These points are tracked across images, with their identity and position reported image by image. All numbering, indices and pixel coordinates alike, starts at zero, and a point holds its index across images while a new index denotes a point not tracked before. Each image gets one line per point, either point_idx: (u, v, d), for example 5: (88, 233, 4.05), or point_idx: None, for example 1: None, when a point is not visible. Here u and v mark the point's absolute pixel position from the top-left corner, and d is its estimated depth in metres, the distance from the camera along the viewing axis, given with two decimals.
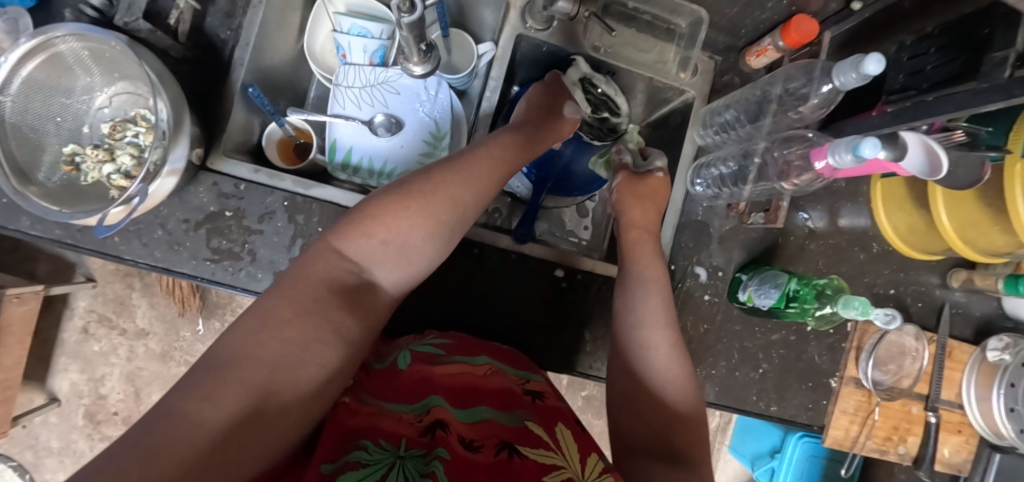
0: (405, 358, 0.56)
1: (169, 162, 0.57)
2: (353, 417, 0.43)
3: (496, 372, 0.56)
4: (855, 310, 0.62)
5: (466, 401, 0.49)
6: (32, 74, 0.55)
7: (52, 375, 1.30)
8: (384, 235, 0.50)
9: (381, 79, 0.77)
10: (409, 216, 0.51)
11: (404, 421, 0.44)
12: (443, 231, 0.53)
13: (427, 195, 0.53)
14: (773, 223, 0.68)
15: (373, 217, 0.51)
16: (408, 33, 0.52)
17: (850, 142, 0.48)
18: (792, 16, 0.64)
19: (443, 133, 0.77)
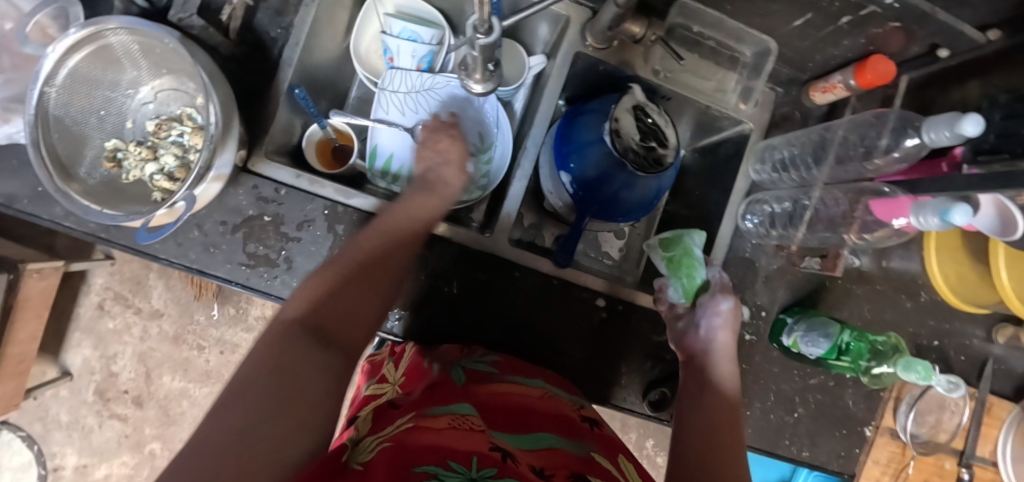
0: (460, 375, 0.56)
1: (214, 168, 0.56)
2: (421, 435, 0.42)
3: (551, 396, 0.55)
4: (917, 372, 0.63)
5: (527, 423, 0.48)
6: (79, 65, 0.54)
7: (66, 349, 1.30)
8: (368, 259, 0.56)
9: (426, 86, 0.74)
10: (380, 240, 0.58)
11: (473, 436, 0.43)
12: (405, 243, 0.60)
13: (374, 266, 0.56)
14: (830, 272, 0.65)
15: (328, 282, 0.52)
16: (479, 52, 0.50)
17: (938, 205, 0.47)
18: (868, 56, 0.61)
19: (487, 146, 0.75)
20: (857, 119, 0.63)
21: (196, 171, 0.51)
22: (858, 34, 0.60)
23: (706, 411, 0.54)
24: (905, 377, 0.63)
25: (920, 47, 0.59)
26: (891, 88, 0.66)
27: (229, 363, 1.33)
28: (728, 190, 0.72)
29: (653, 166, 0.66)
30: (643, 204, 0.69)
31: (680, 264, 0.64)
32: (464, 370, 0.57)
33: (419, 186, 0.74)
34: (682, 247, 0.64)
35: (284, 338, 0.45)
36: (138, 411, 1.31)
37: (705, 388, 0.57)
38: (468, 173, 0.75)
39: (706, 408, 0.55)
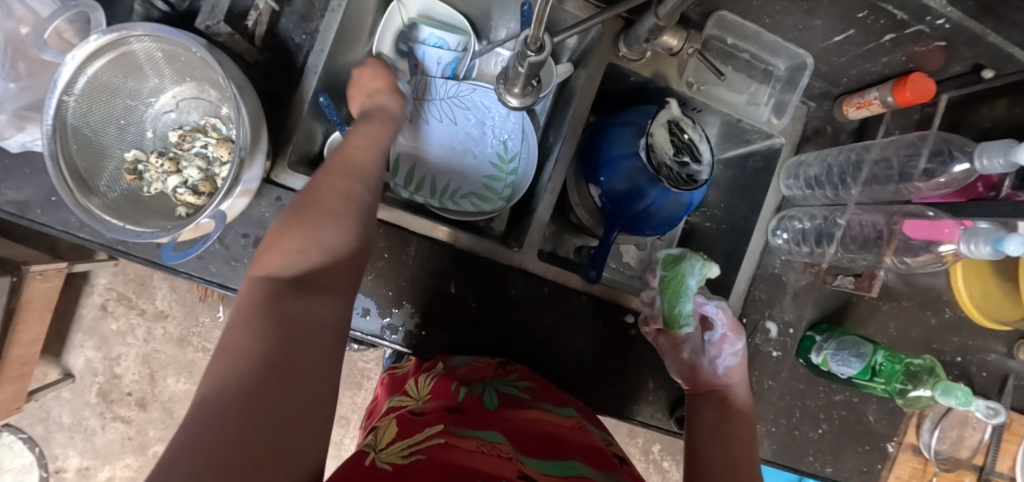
0: (492, 399, 0.53)
1: (242, 182, 0.54)
2: (453, 453, 0.40)
3: (583, 427, 0.52)
4: (956, 398, 0.62)
5: (556, 451, 0.46)
6: (98, 73, 0.52)
7: (68, 350, 1.28)
8: (331, 205, 0.48)
9: (453, 94, 0.74)
10: (337, 181, 0.50)
11: (502, 462, 0.40)
12: (370, 182, 0.52)
13: (333, 198, 0.48)
14: (866, 292, 0.66)
15: (290, 232, 0.45)
16: (525, 68, 0.49)
17: (990, 234, 0.46)
18: (908, 73, 0.60)
19: (511, 156, 0.74)
20: (897, 141, 0.63)
21: (225, 186, 0.50)
22: (898, 51, 0.59)
23: (711, 435, 0.59)
24: (943, 401, 0.62)
25: (962, 67, 0.58)
26: (928, 105, 0.65)
27: None
28: (758, 205, 0.71)
29: (688, 182, 0.63)
30: (674, 216, 0.68)
31: (669, 284, 0.63)
32: (497, 394, 0.55)
33: (443, 196, 0.72)
34: (677, 271, 0.63)
35: (260, 308, 0.38)
36: (143, 413, 1.29)
37: (715, 415, 0.61)
38: (492, 184, 0.73)
39: (722, 445, 0.57)
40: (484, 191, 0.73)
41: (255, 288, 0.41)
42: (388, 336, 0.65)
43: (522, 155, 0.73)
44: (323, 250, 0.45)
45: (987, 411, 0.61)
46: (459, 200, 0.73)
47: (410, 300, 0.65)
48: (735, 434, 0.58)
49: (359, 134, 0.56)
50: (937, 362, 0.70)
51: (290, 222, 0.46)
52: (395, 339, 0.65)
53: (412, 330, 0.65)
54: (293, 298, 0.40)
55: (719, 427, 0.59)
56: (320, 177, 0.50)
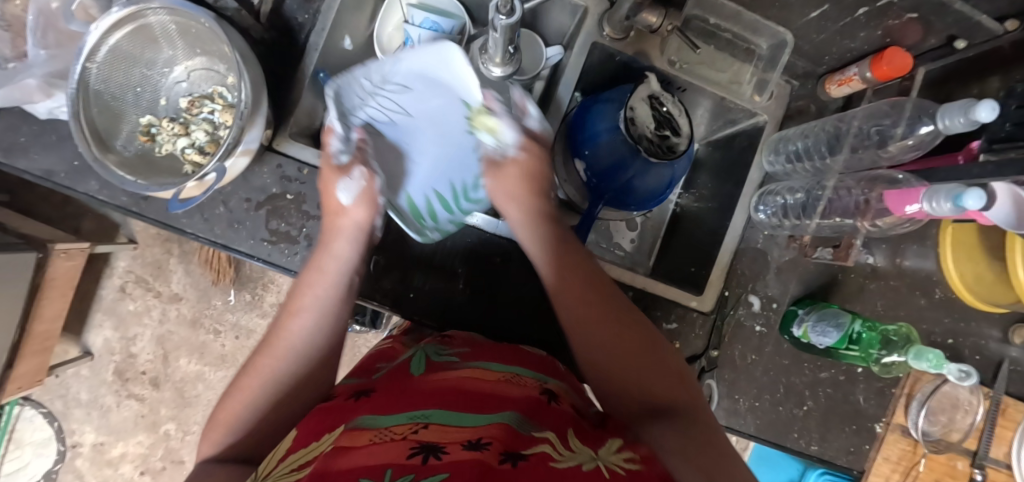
0: (420, 365, 0.56)
1: (243, 143, 0.57)
2: (337, 458, 0.37)
3: (509, 379, 0.53)
4: (928, 361, 0.65)
5: (476, 405, 0.47)
6: (118, 43, 0.56)
7: (88, 329, 1.34)
8: (254, 392, 0.52)
9: (380, 78, 0.60)
10: (266, 367, 0.54)
11: (394, 445, 0.39)
12: (297, 356, 0.55)
13: (258, 370, 0.54)
14: (842, 262, 0.63)
15: (238, 391, 0.53)
16: (500, 34, 0.52)
17: (951, 190, 0.47)
18: (884, 48, 0.61)
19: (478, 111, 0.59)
20: (873, 108, 0.63)
21: (226, 143, 0.54)
22: (874, 25, 0.60)
23: (614, 363, 0.53)
24: (916, 366, 0.65)
25: (937, 39, 0.59)
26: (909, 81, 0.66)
27: (243, 349, 1.35)
28: (741, 182, 0.73)
29: (666, 154, 0.66)
30: (657, 192, 0.70)
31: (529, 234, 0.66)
32: (427, 362, 0.57)
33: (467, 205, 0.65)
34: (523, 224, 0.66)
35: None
36: (155, 392, 1.34)
37: (590, 328, 0.55)
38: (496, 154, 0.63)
39: (644, 365, 0.52)
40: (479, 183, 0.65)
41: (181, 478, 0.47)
42: (380, 298, 0.68)
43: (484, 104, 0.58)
44: (240, 430, 0.51)
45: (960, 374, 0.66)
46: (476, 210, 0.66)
47: (403, 267, 0.69)
48: (631, 346, 0.53)
49: (311, 274, 0.58)
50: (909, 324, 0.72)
51: (222, 409, 0.53)
52: (386, 300, 0.68)
53: (403, 291, 0.69)
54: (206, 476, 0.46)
55: (607, 338, 0.54)
56: (252, 361, 0.55)
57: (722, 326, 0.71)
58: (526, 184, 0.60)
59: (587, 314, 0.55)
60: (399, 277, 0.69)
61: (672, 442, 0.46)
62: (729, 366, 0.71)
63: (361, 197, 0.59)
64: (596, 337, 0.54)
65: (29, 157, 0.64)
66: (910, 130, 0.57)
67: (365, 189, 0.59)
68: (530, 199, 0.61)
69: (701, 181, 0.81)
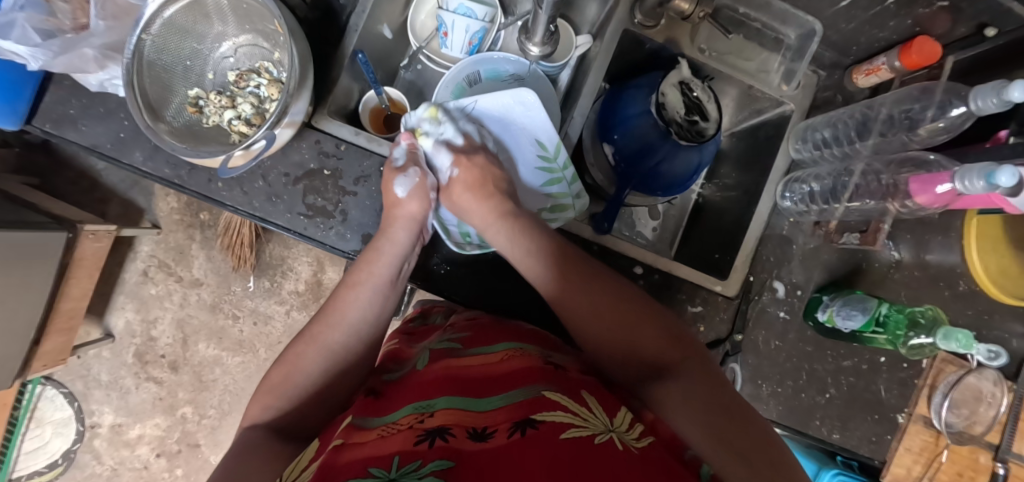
0: (424, 359, 0.57)
1: (289, 114, 0.60)
2: (348, 452, 0.41)
3: (513, 355, 0.53)
4: (956, 342, 0.65)
5: (480, 385, 0.47)
6: (173, 15, 0.59)
7: (111, 311, 1.36)
8: (310, 364, 0.56)
9: (455, 115, 0.67)
10: (322, 337, 0.57)
11: (402, 437, 0.41)
12: (352, 331, 0.58)
13: (314, 342, 0.57)
14: (870, 246, 0.65)
15: (288, 363, 0.56)
16: (545, 13, 0.61)
17: (984, 169, 0.48)
18: (913, 37, 0.63)
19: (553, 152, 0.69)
20: (900, 95, 0.65)
21: (273, 115, 0.56)
22: (904, 14, 0.62)
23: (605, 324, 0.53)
24: (945, 346, 0.65)
25: (967, 28, 0.60)
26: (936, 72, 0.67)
27: (261, 335, 1.36)
28: (768, 170, 0.74)
29: (693, 136, 0.68)
30: (683, 179, 0.71)
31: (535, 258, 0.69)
32: (430, 353, 0.57)
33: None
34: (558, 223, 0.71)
35: (229, 459, 0.47)
36: (173, 375, 1.36)
37: (578, 296, 0.55)
38: (562, 192, 0.70)
39: (632, 323, 0.52)
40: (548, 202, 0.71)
41: (235, 439, 0.51)
42: (408, 275, 0.69)
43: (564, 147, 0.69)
44: (288, 403, 0.54)
45: (989, 355, 0.69)
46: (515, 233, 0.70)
47: (433, 243, 0.70)
48: (632, 307, 0.53)
49: (368, 254, 0.61)
50: (937, 308, 0.71)
51: (268, 378, 0.56)
52: (416, 278, 0.69)
53: (435, 268, 0.69)
54: (264, 443, 0.49)
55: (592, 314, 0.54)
56: (308, 330, 0.58)
57: (746, 311, 0.72)
58: (479, 189, 0.63)
59: (568, 288, 0.55)
60: (428, 255, 0.69)
61: (681, 398, 0.46)
62: (753, 351, 0.72)
63: (416, 192, 0.62)
64: (586, 308, 0.54)
65: (79, 128, 0.67)
66: (942, 112, 0.59)
67: (417, 184, 0.63)
68: (492, 202, 0.63)
69: (725, 171, 0.82)
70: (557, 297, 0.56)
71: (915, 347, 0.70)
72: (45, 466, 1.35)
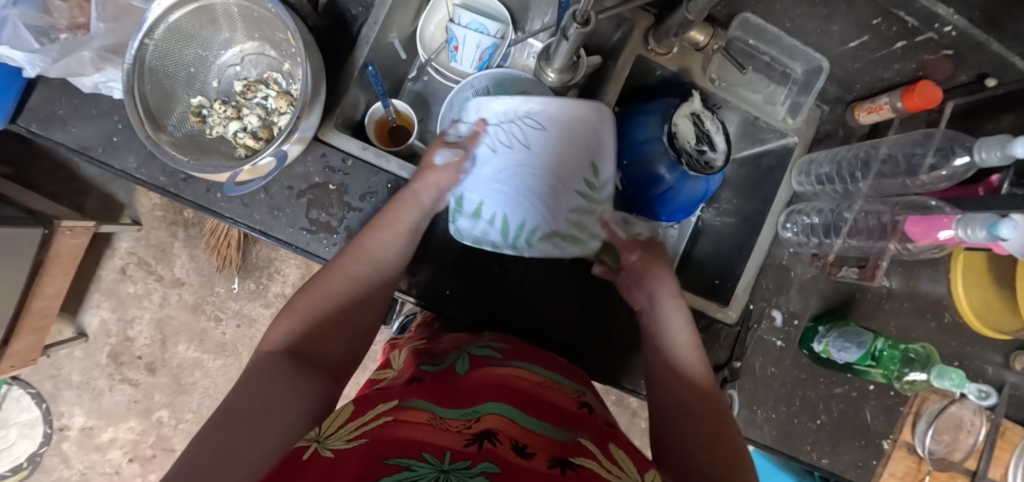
0: (464, 362, 0.57)
1: (300, 130, 0.59)
2: (393, 427, 0.40)
3: (549, 385, 0.53)
4: (951, 381, 0.66)
5: (522, 406, 0.47)
6: (178, 20, 0.58)
7: (85, 310, 1.30)
8: (333, 289, 0.59)
9: (524, 109, 0.60)
10: (347, 269, 0.60)
11: (450, 434, 0.41)
12: (375, 266, 0.61)
13: (337, 274, 0.60)
14: (868, 281, 0.68)
15: (311, 289, 0.59)
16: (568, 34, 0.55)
17: (987, 220, 0.50)
18: (916, 81, 0.65)
19: (603, 184, 0.63)
20: (903, 138, 0.67)
21: (284, 131, 0.55)
22: (909, 58, 0.63)
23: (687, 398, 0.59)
24: (939, 384, 0.67)
25: (967, 75, 0.62)
26: (934, 112, 0.67)
27: (244, 338, 1.33)
28: (770, 199, 0.75)
29: (703, 168, 0.67)
30: (689, 201, 0.71)
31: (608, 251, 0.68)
32: (471, 358, 0.57)
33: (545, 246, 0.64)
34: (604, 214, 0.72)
35: (257, 381, 0.50)
36: (150, 378, 1.32)
37: (689, 417, 0.57)
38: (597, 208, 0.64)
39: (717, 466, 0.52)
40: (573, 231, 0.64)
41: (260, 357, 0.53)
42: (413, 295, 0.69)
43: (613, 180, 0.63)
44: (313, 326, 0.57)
45: (980, 395, 0.71)
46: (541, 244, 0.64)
47: (427, 252, 0.69)
48: (721, 455, 0.54)
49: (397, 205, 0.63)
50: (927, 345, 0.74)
51: (294, 305, 0.58)
52: (421, 299, 0.69)
53: (440, 289, 0.69)
54: (285, 369, 0.52)
55: (685, 390, 0.60)
56: (336, 261, 0.61)
57: (745, 339, 0.73)
58: (653, 261, 0.68)
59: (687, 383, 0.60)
60: (432, 273, 0.69)
61: None
62: (750, 377, 0.73)
63: (452, 165, 0.63)
64: (688, 424, 0.56)
65: (68, 129, 0.65)
66: (944, 161, 0.61)
67: (456, 161, 0.63)
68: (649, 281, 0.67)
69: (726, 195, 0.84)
70: (671, 403, 0.59)
71: (908, 383, 0.72)
72: (8, 469, 1.29)
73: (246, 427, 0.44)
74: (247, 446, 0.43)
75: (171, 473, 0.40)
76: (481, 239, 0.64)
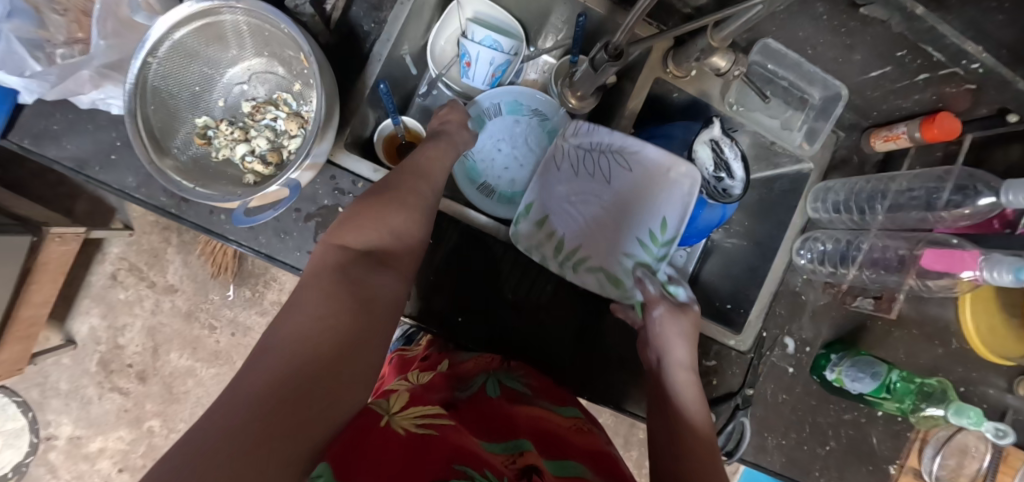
0: (495, 387, 0.59)
1: (312, 156, 0.56)
2: (456, 436, 0.45)
3: (581, 431, 0.57)
4: (968, 418, 0.68)
5: (557, 453, 0.50)
6: (183, 38, 0.55)
7: (73, 316, 1.27)
8: (393, 216, 0.55)
9: (618, 146, 0.67)
10: (411, 188, 0.58)
11: (499, 459, 0.45)
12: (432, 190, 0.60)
13: (397, 192, 0.57)
14: (884, 314, 0.66)
15: (363, 214, 0.55)
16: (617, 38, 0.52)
17: (1012, 263, 0.52)
18: (936, 112, 0.64)
19: (666, 240, 0.68)
20: (923, 174, 0.67)
21: (298, 159, 0.53)
22: (930, 90, 0.63)
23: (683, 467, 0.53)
24: (956, 421, 0.68)
25: (988, 109, 0.62)
26: (952, 143, 0.67)
27: (239, 346, 1.30)
28: (784, 225, 0.75)
29: (721, 196, 0.67)
30: (706, 226, 0.71)
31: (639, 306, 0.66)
32: (502, 387, 0.59)
33: (591, 280, 0.68)
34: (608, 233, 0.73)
35: (328, 290, 0.45)
36: (141, 386, 1.28)
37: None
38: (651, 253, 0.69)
39: None
40: (620, 273, 0.69)
41: (321, 269, 0.49)
42: (424, 322, 0.67)
43: (678, 240, 0.68)
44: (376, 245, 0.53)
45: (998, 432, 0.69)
46: (587, 274, 0.68)
47: (438, 278, 0.67)
48: None
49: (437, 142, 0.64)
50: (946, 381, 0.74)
51: (346, 226, 0.54)
52: (433, 326, 0.67)
53: (452, 316, 0.67)
54: (354, 283, 0.48)
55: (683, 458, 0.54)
56: (396, 182, 0.58)
57: (758, 366, 0.73)
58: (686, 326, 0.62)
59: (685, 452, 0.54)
60: (444, 299, 0.67)
61: None
62: (761, 404, 0.73)
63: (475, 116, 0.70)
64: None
65: (63, 145, 0.62)
66: (969, 199, 0.61)
67: None
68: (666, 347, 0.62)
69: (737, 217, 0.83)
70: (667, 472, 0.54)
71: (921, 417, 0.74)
72: None
73: (335, 346, 0.41)
74: (341, 365, 0.41)
75: (265, 386, 0.36)
76: (534, 249, 0.67)
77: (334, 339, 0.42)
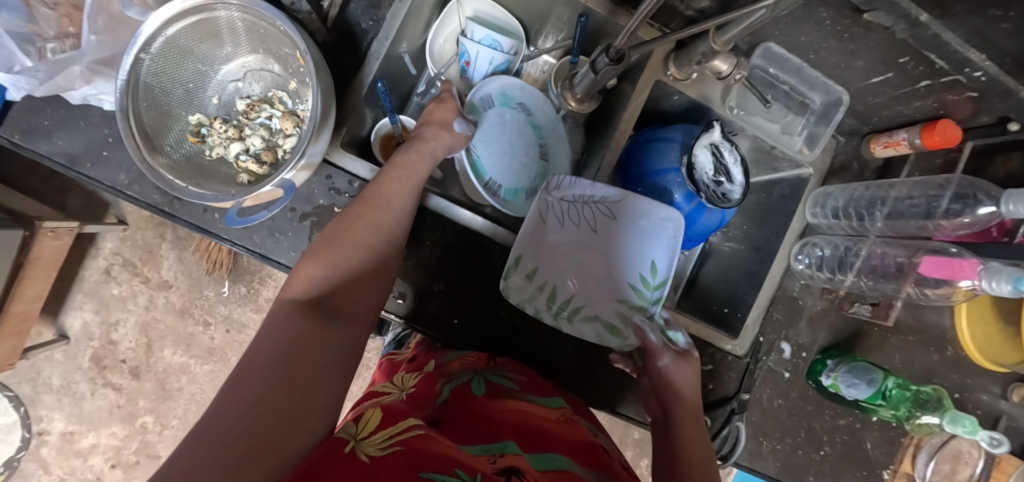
0: (480, 385, 0.56)
1: (307, 156, 0.56)
2: (425, 443, 0.40)
3: (569, 419, 0.54)
4: (963, 427, 0.67)
5: (545, 443, 0.46)
6: (176, 35, 0.55)
7: (66, 311, 1.26)
8: (350, 251, 0.52)
9: (602, 195, 0.64)
10: (369, 217, 0.55)
11: (477, 461, 0.40)
12: (396, 215, 0.57)
13: (356, 226, 0.54)
14: (882, 321, 0.69)
15: (324, 250, 0.52)
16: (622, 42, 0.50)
17: (1012, 273, 0.52)
18: (936, 119, 0.64)
19: (659, 283, 0.64)
20: (923, 181, 0.68)
21: (294, 159, 0.52)
22: (931, 97, 0.63)
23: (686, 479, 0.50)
24: (950, 429, 0.68)
25: (989, 118, 0.61)
26: (952, 151, 0.67)
27: (233, 343, 1.30)
28: (783, 230, 0.74)
29: (720, 200, 0.64)
30: (705, 230, 0.71)
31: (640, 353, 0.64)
32: (488, 384, 0.56)
33: (588, 332, 0.65)
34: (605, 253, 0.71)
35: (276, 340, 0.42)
36: (134, 382, 1.28)
37: None
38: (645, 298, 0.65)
39: None
40: (615, 322, 0.65)
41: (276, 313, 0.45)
42: (419, 324, 0.67)
43: (671, 282, 0.64)
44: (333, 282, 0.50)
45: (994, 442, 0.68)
46: (584, 325, 0.65)
47: (433, 278, 0.66)
48: None
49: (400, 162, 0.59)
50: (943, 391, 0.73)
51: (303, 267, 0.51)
52: (429, 328, 0.67)
53: (448, 318, 0.67)
54: (307, 327, 0.44)
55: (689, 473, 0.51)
56: (355, 210, 0.56)
57: (754, 371, 0.73)
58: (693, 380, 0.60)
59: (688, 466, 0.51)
60: (440, 300, 0.67)
61: None
62: (757, 408, 0.73)
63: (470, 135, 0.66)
64: None
65: (53, 141, 0.61)
66: (969, 208, 0.61)
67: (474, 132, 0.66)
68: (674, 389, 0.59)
69: None
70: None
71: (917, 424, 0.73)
72: None
73: (283, 390, 0.38)
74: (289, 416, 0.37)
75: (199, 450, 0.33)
76: (526, 302, 0.64)
77: (280, 387, 0.38)
